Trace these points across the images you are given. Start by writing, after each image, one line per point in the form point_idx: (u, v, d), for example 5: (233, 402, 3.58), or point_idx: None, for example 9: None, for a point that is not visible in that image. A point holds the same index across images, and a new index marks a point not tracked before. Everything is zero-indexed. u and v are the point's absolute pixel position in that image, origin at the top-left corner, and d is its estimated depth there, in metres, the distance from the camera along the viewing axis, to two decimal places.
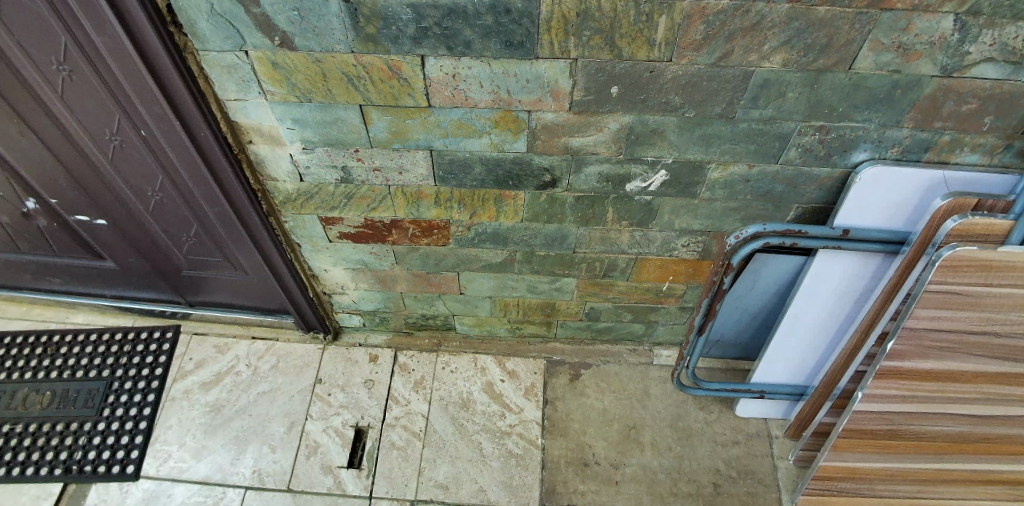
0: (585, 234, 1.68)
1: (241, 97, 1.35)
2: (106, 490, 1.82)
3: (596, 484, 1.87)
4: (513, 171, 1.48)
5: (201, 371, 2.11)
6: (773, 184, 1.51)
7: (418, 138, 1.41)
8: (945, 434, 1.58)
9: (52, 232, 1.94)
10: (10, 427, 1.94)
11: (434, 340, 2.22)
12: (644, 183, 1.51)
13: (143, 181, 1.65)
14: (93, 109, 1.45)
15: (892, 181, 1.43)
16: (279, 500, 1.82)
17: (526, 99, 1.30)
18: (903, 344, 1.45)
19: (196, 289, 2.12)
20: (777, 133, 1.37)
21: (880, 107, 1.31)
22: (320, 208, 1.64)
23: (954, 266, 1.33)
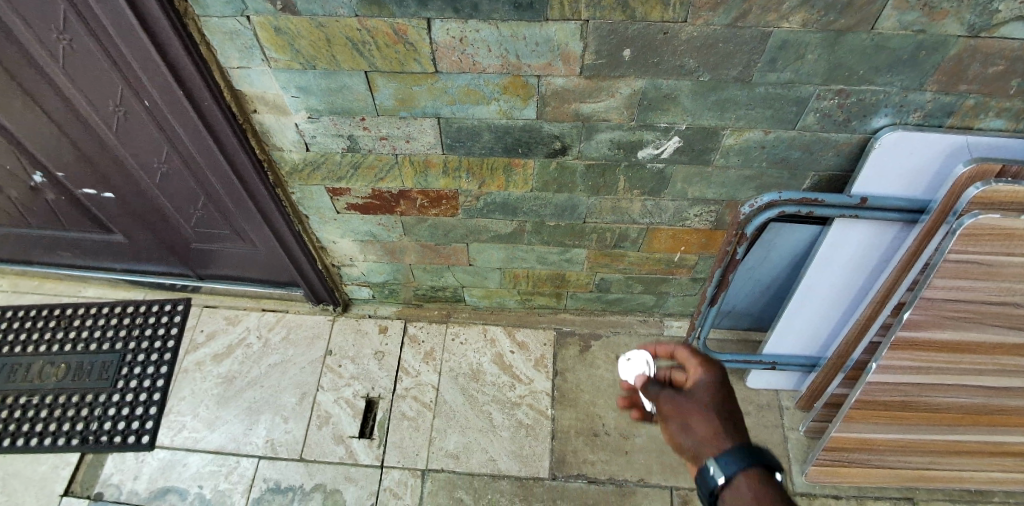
0: (596, 203, 1.65)
1: (243, 65, 1.32)
2: (122, 459, 1.86)
3: (605, 454, 1.88)
4: (523, 138, 1.45)
5: (212, 343, 2.13)
6: (789, 150, 1.46)
7: (425, 105, 1.38)
8: (961, 405, 1.57)
9: (61, 206, 1.94)
10: (27, 399, 1.98)
11: (443, 312, 2.22)
12: (656, 149, 1.47)
13: (149, 153, 1.63)
14: (94, 78, 1.43)
15: (913, 147, 1.38)
16: (293, 469, 1.85)
17: (535, 63, 1.27)
18: (920, 314, 1.43)
19: (205, 263, 2.12)
20: (795, 97, 1.32)
21: (904, 69, 1.25)
22: (327, 178, 1.63)
23: (975, 234, 1.30)
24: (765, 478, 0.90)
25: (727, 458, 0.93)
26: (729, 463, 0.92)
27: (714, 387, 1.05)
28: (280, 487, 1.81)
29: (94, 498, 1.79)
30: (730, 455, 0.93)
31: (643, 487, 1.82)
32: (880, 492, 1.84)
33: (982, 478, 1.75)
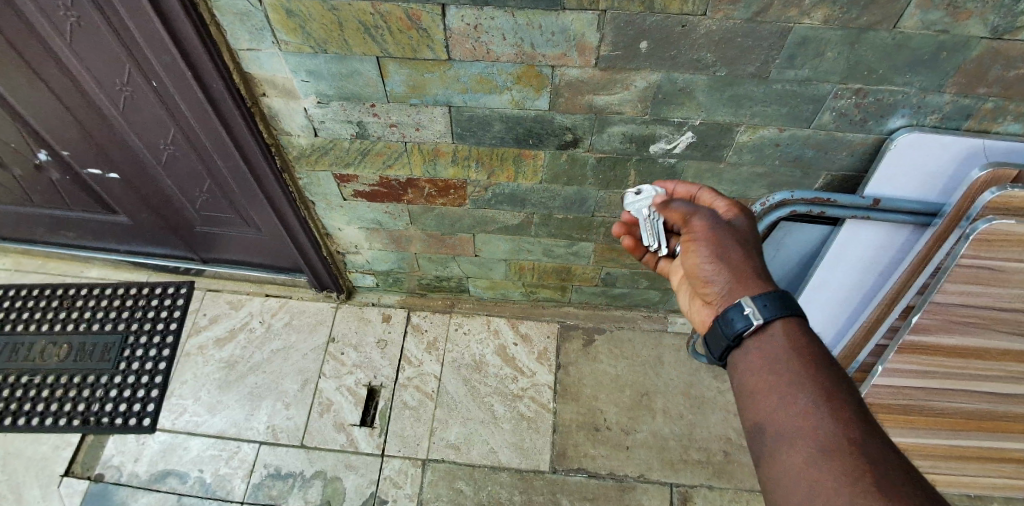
0: (605, 197, 1.63)
1: (253, 47, 1.30)
2: (123, 441, 1.86)
3: (606, 449, 1.88)
4: (534, 130, 1.43)
5: (215, 326, 2.12)
6: (803, 149, 1.44)
7: (437, 93, 1.36)
8: (965, 410, 1.55)
9: (65, 185, 1.92)
10: (28, 378, 1.97)
11: (447, 302, 2.21)
12: (668, 144, 1.46)
13: (155, 134, 1.61)
14: (102, 56, 1.41)
15: (930, 149, 1.36)
16: (293, 456, 1.85)
17: (550, 53, 1.24)
18: (929, 318, 1.42)
19: (209, 246, 2.11)
20: (811, 95, 1.30)
21: (924, 70, 1.22)
22: (334, 164, 1.61)
23: (989, 240, 1.30)
24: (798, 322, 0.93)
25: (764, 298, 0.95)
26: (766, 305, 0.94)
27: (750, 228, 1.09)
28: (280, 473, 1.82)
29: (94, 479, 1.79)
30: (762, 289, 0.96)
31: (643, 483, 1.82)
32: None
33: (983, 484, 1.74)
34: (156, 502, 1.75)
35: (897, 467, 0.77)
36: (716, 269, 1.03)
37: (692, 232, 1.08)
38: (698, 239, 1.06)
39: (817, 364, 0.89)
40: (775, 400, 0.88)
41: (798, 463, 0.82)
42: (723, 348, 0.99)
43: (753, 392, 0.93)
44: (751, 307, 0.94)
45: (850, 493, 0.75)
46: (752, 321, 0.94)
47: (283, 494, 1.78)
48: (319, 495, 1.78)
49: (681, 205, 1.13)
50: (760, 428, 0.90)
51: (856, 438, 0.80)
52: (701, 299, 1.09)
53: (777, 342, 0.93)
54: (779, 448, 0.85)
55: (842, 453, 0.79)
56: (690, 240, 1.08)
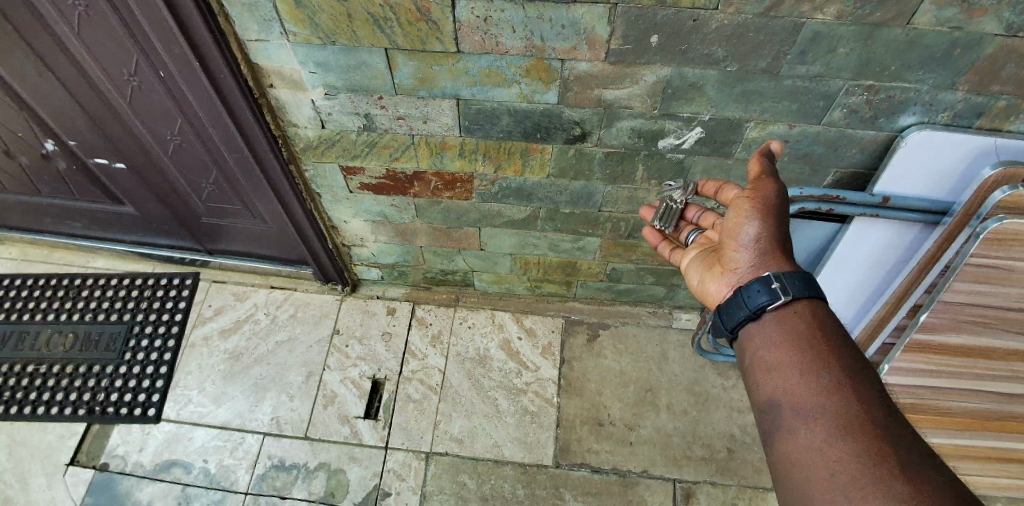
0: (612, 192, 1.63)
1: (262, 38, 1.29)
2: (128, 431, 1.87)
3: (610, 444, 1.88)
4: (542, 123, 1.42)
5: (219, 317, 2.12)
6: (812, 145, 1.43)
7: (445, 86, 1.35)
8: (971, 410, 1.54)
9: (72, 175, 1.92)
10: (34, 367, 1.98)
11: (452, 295, 2.21)
12: (677, 140, 1.45)
13: (162, 124, 1.61)
14: (109, 45, 1.40)
15: (941, 147, 1.35)
16: (297, 447, 1.85)
17: (560, 46, 1.23)
18: (936, 317, 1.41)
19: (215, 238, 2.11)
20: (822, 92, 1.29)
21: (937, 68, 1.21)
22: (341, 157, 1.61)
23: (999, 239, 1.30)
24: (819, 304, 1.00)
25: (794, 275, 1.01)
26: (795, 282, 0.99)
27: (779, 197, 1.09)
28: (284, 464, 1.82)
29: (100, 468, 1.80)
30: (793, 268, 1.03)
31: (646, 479, 1.82)
32: None
33: (987, 485, 1.74)
34: (161, 491, 1.76)
35: (910, 444, 0.82)
36: (762, 239, 1.08)
37: (758, 191, 1.10)
38: (756, 202, 1.09)
39: (836, 347, 0.94)
40: (796, 379, 0.93)
41: (817, 438, 0.86)
42: (738, 318, 1.04)
43: (771, 369, 0.97)
44: (779, 281, 1.00)
45: (873, 471, 0.79)
46: (778, 295, 0.99)
47: (287, 485, 1.78)
48: (322, 486, 1.78)
49: (766, 162, 1.13)
50: (777, 403, 0.94)
51: (874, 417, 0.85)
52: (721, 260, 1.15)
53: (797, 324, 0.98)
54: (796, 424, 0.89)
55: (862, 432, 0.83)
56: (750, 198, 1.11)
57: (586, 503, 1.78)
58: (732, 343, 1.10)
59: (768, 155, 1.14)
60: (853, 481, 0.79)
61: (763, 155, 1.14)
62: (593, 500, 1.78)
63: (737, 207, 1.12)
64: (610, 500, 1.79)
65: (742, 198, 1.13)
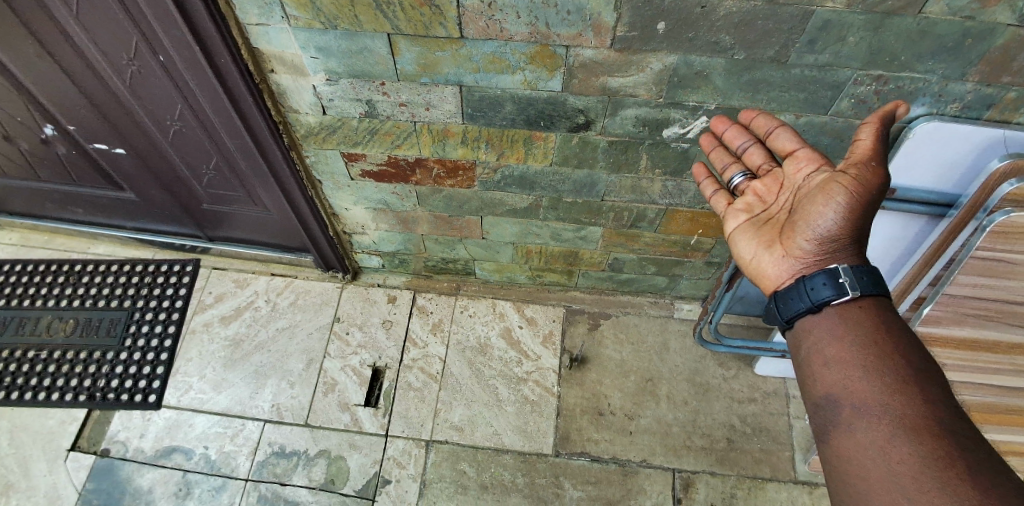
0: (616, 181, 1.61)
1: (263, 21, 1.27)
2: (129, 417, 1.87)
3: (610, 433, 1.89)
4: (546, 111, 1.41)
5: (220, 304, 2.12)
6: (819, 135, 1.42)
7: (448, 72, 1.33)
8: (973, 404, 1.53)
9: (71, 160, 1.90)
10: (34, 352, 1.98)
11: (453, 284, 2.20)
12: (682, 129, 1.43)
13: (162, 109, 1.59)
14: (108, 28, 1.38)
15: (949, 140, 1.32)
16: (297, 434, 1.86)
17: (565, 32, 1.21)
18: (940, 310, 1.41)
19: (216, 224, 2.09)
20: (831, 81, 1.27)
21: (947, 58, 1.19)
22: (342, 143, 1.59)
23: (1006, 232, 1.29)
24: (881, 301, 1.00)
25: (861, 270, 1.01)
26: (861, 277, 0.99)
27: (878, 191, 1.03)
28: (284, 451, 1.83)
29: (100, 454, 1.80)
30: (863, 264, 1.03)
31: (645, 469, 1.83)
32: None
33: None
34: (162, 477, 1.77)
35: (978, 450, 0.81)
36: (846, 228, 1.05)
37: (860, 175, 1.02)
38: (854, 188, 1.02)
39: (901, 347, 0.93)
40: (857, 376, 0.92)
41: (879, 438, 0.86)
42: (796, 309, 1.04)
43: (831, 364, 0.97)
44: (845, 276, 1.00)
45: (939, 474, 0.79)
46: (843, 289, 0.99)
47: (287, 472, 1.79)
48: (323, 473, 1.79)
49: (875, 137, 1.03)
50: (836, 399, 0.94)
51: (940, 420, 0.84)
52: (785, 237, 1.12)
53: (859, 321, 0.98)
54: (857, 421, 0.89)
55: (928, 434, 0.83)
56: (848, 182, 1.03)
57: (585, 492, 1.79)
58: (784, 333, 1.10)
59: (882, 130, 1.03)
60: (917, 484, 0.79)
61: (875, 129, 1.03)
62: (593, 489, 1.79)
63: (831, 189, 1.05)
64: (609, 489, 1.80)
65: (838, 178, 1.05)
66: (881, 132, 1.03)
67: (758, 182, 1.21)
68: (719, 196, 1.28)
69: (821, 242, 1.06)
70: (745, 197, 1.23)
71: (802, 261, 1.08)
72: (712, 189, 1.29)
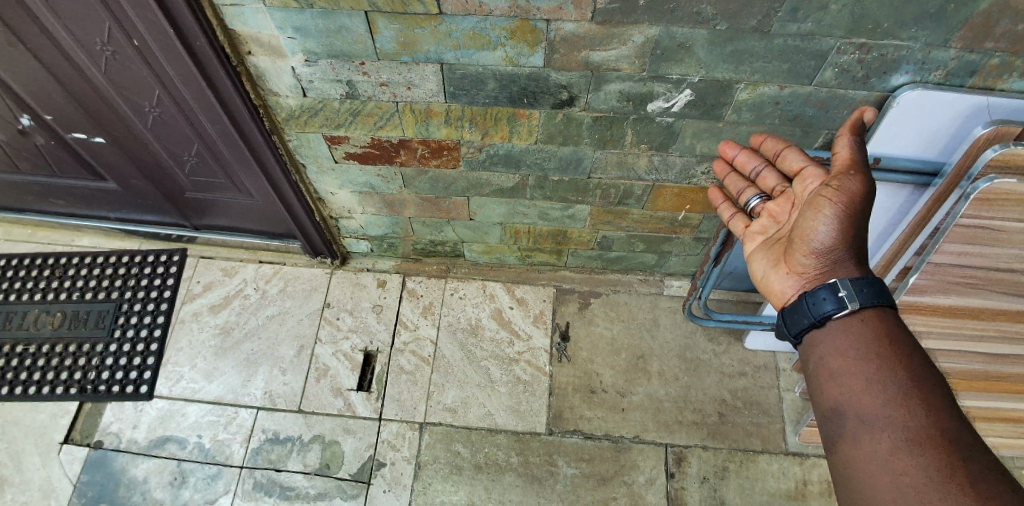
0: (601, 158, 1.60)
1: (236, 2, 1.24)
2: (121, 408, 1.87)
3: (603, 411, 1.90)
4: (528, 88, 1.39)
5: (209, 293, 2.11)
6: (804, 107, 1.40)
7: (428, 50, 1.32)
8: (960, 370, 1.54)
9: (51, 150, 1.88)
10: (23, 347, 1.97)
11: (442, 266, 2.20)
12: (666, 103, 1.41)
13: (140, 94, 1.56)
14: (79, 13, 1.35)
15: (933, 107, 1.31)
16: (291, 420, 1.86)
17: (545, 6, 1.19)
18: (925, 278, 1.38)
19: (201, 212, 2.07)
20: (814, 51, 1.25)
21: (931, 24, 1.17)
22: (324, 126, 1.57)
23: (989, 199, 1.25)
24: (886, 311, 0.99)
25: (864, 282, 1.00)
26: (862, 289, 0.99)
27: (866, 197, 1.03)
28: (278, 437, 1.83)
29: (94, 446, 1.80)
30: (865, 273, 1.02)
31: (638, 444, 1.85)
32: None
33: None
34: (157, 467, 1.77)
35: (988, 461, 0.80)
36: (837, 235, 1.05)
37: (841, 184, 1.04)
38: (840, 199, 1.04)
39: (908, 357, 0.93)
40: (862, 387, 0.93)
41: (884, 449, 0.87)
42: (802, 325, 1.06)
43: (836, 375, 0.98)
44: (845, 289, 1.00)
45: (942, 484, 0.79)
46: (843, 303, 0.99)
47: (282, 458, 1.80)
48: (317, 458, 1.80)
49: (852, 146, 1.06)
50: (842, 411, 0.95)
51: (945, 430, 0.84)
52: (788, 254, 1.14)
53: (865, 332, 0.98)
54: (863, 434, 0.90)
55: (931, 444, 0.83)
56: (831, 194, 1.05)
57: (579, 468, 1.81)
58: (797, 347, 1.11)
59: (858, 136, 1.07)
60: (920, 495, 0.80)
61: (849, 140, 1.06)
62: (587, 465, 1.81)
63: (814, 201, 1.08)
64: (603, 465, 1.81)
65: (822, 191, 1.07)
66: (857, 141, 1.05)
67: (773, 203, 1.23)
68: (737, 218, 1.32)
69: (816, 250, 1.07)
70: (761, 219, 1.26)
71: (802, 275, 1.10)
72: (730, 213, 1.35)
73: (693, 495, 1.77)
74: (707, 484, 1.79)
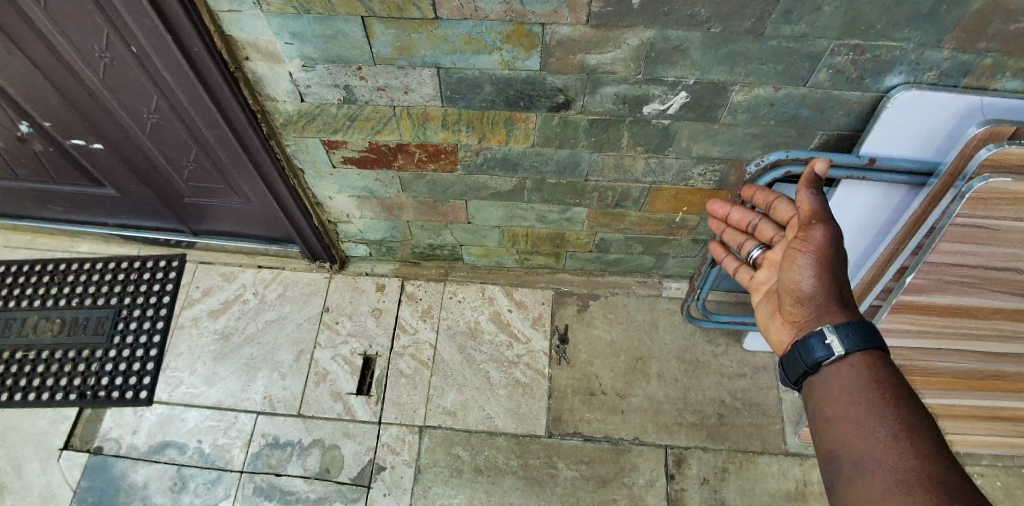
0: (598, 160, 1.61)
1: (233, 8, 1.25)
2: (120, 414, 1.87)
3: (602, 413, 1.91)
4: (525, 91, 1.40)
5: (208, 299, 2.11)
6: (799, 108, 1.40)
7: (425, 54, 1.32)
8: (958, 369, 1.54)
9: (50, 157, 1.89)
10: (23, 353, 1.97)
11: (441, 270, 2.20)
12: (662, 105, 1.42)
13: (138, 101, 1.57)
14: (78, 20, 1.36)
15: (926, 107, 1.31)
16: (291, 425, 1.87)
17: (540, 10, 1.20)
18: (922, 278, 1.38)
19: (200, 217, 2.08)
20: (808, 52, 1.25)
21: (923, 25, 1.18)
22: (322, 131, 1.58)
23: (984, 198, 1.26)
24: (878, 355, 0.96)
25: (849, 326, 0.97)
26: (848, 335, 0.96)
27: (836, 242, 1.04)
28: (278, 442, 1.83)
29: (94, 452, 1.80)
30: (853, 318, 0.99)
31: (637, 446, 1.85)
32: None
33: (971, 442, 1.77)
34: (157, 472, 1.77)
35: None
36: (816, 285, 1.04)
37: (806, 236, 1.07)
38: (809, 249, 1.06)
39: (899, 400, 0.90)
40: (852, 431, 0.90)
41: (874, 495, 0.83)
42: (799, 372, 1.03)
43: (829, 419, 0.95)
44: (830, 336, 0.98)
45: None
46: (832, 349, 0.97)
47: (281, 462, 1.80)
48: (317, 462, 1.80)
49: (811, 198, 1.10)
50: (835, 456, 0.92)
51: (935, 475, 0.80)
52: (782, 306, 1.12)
53: (855, 373, 0.96)
54: (856, 478, 0.87)
55: (921, 489, 0.80)
56: (801, 244, 1.08)
57: (579, 471, 1.81)
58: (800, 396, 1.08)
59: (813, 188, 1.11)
60: None
61: (805, 193, 1.11)
62: (587, 468, 1.81)
63: (788, 255, 1.10)
64: (602, 467, 1.81)
65: (793, 244, 1.10)
66: (816, 194, 1.09)
67: (772, 252, 1.22)
68: (745, 271, 1.32)
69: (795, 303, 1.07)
70: (761, 272, 1.24)
71: (795, 325, 1.07)
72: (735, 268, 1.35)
73: (693, 497, 1.77)
74: (707, 486, 1.79)
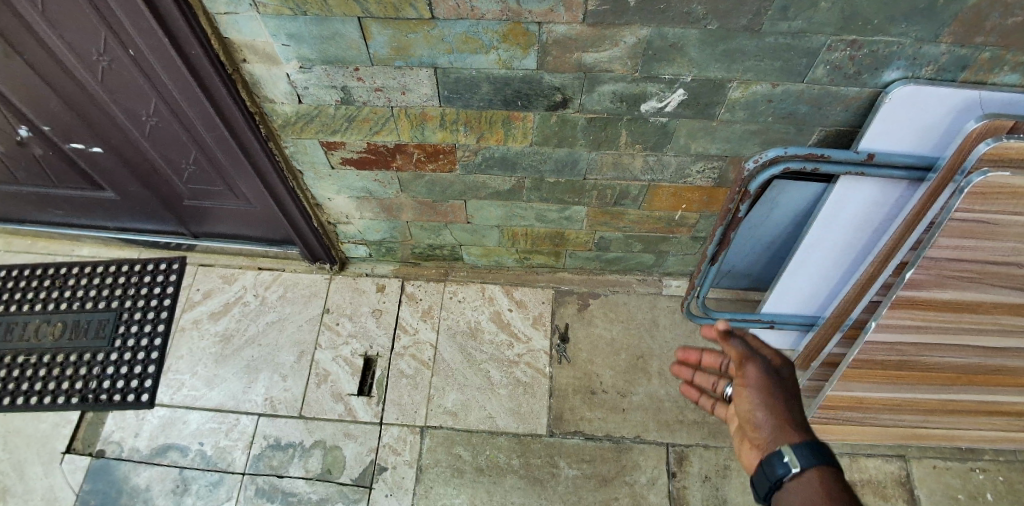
0: (597, 159, 1.61)
1: (230, 10, 1.25)
2: (122, 417, 1.87)
3: (603, 411, 1.91)
4: (522, 90, 1.40)
5: (209, 301, 2.12)
6: (797, 104, 1.40)
7: (422, 54, 1.32)
8: (958, 364, 1.54)
9: (49, 160, 1.89)
10: (24, 357, 1.98)
11: (441, 270, 2.20)
12: (659, 103, 1.42)
13: (136, 104, 1.58)
14: (76, 24, 1.36)
15: (924, 102, 1.31)
16: (292, 426, 1.87)
17: (536, 9, 1.19)
18: (922, 274, 1.37)
19: (199, 220, 2.08)
20: (805, 48, 1.25)
21: (921, 20, 1.17)
22: (320, 132, 1.58)
23: (984, 192, 1.24)
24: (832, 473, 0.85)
25: (803, 445, 0.87)
26: (805, 454, 0.86)
27: (770, 381, 0.97)
28: (280, 444, 1.83)
29: (96, 455, 1.81)
30: (808, 439, 0.89)
31: (639, 444, 1.85)
32: (872, 450, 1.85)
33: (972, 438, 1.77)
34: (158, 475, 1.78)
35: None
36: (767, 418, 0.95)
37: (743, 373, 0.99)
38: (749, 388, 0.98)
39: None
40: None
41: None
42: (764, 489, 0.91)
43: None
44: (790, 456, 0.87)
45: None
46: (790, 467, 0.86)
47: (283, 464, 1.80)
48: (319, 464, 1.80)
49: (736, 343, 1.03)
50: None
51: None
52: (747, 448, 0.99)
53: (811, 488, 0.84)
54: None
55: None
56: (742, 385, 0.99)
57: (580, 470, 1.81)
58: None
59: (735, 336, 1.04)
60: None
61: (728, 339, 1.03)
62: (588, 467, 1.81)
63: (734, 398, 1.01)
64: (604, 465, 1.81)
65: (735, 391, 1.01)
66: (740, 340, 1.03)
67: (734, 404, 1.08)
68: (704, 400, 1.23)
69: (748, 436, 0.98)
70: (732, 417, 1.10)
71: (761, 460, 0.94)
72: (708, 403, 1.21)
73: (695, 494, 1.77)
74: (709, 483, 1.78)
